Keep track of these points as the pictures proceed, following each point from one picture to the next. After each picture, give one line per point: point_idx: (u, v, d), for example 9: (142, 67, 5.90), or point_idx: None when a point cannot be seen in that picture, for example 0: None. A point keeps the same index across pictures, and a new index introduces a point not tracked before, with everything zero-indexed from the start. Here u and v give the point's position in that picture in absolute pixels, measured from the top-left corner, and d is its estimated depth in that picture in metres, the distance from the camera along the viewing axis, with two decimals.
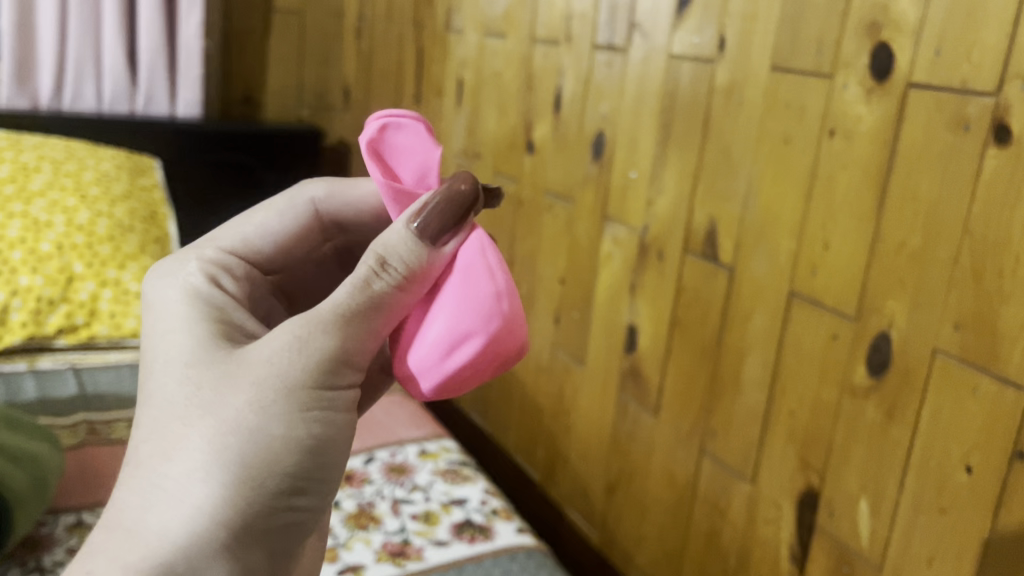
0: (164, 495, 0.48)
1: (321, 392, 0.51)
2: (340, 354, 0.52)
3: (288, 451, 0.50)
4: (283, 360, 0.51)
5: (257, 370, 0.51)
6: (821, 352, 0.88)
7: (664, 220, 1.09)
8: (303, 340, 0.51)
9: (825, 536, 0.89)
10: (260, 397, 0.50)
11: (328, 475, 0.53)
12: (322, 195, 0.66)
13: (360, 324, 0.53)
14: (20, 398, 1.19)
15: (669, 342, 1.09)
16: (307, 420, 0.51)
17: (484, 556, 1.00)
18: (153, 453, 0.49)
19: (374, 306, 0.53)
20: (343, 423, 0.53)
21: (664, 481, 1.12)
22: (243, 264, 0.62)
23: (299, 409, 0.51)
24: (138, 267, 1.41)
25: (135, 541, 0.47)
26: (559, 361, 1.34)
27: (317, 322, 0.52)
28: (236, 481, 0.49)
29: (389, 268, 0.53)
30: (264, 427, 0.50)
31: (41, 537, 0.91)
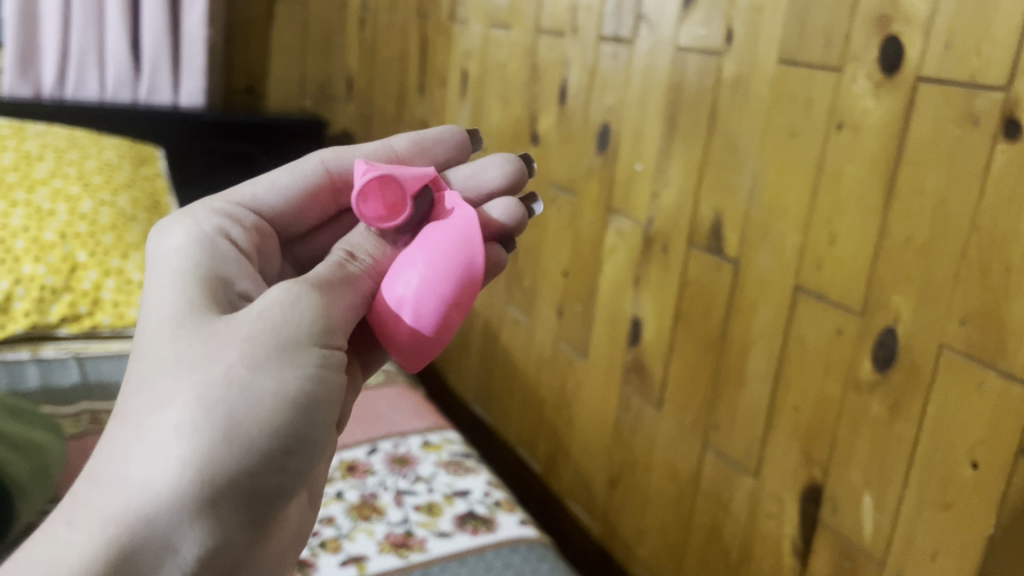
0: (151, 447, 0.46)
1: (311, 351, 0.51)
2: (327, 317, 0.52)
3: (277, 408, 0.48)
4: (275, 316, 0.50)
5: (247, 325, 0.49)
6: (825, 346, 0.88)
7: (668, 213, 1.09)
8: (292, 300, 0.51)
9: (829, 530, 0.89)
10: (251, 352, 0.48)
11: (317, 438, 0.51)
12: (332, 157, 0.65)
13: (338, 293, 0.56)
14: (22, 386, 1.20)
15: (673, 335, 1.09)
16: (296, 379, 0.49)
17: (487, 548, 1.00)
18: (140, 407, 0.47)
19: (348, 280, 0.57)
20: (331, 385, 0.52)
21: (666, 474, 1.12)
22: (253, 218, 0.62)
23: (290, 365, 0.50)
24: (140, 256, 1.41)
25: (120, 493, 0.45)
26: (562, 353, 1.34)
27: (303, 286, 0.53)
28: (225, 435, 0.46)
29: (356, 257, 0.60)
30: (256, 380, 0.48)
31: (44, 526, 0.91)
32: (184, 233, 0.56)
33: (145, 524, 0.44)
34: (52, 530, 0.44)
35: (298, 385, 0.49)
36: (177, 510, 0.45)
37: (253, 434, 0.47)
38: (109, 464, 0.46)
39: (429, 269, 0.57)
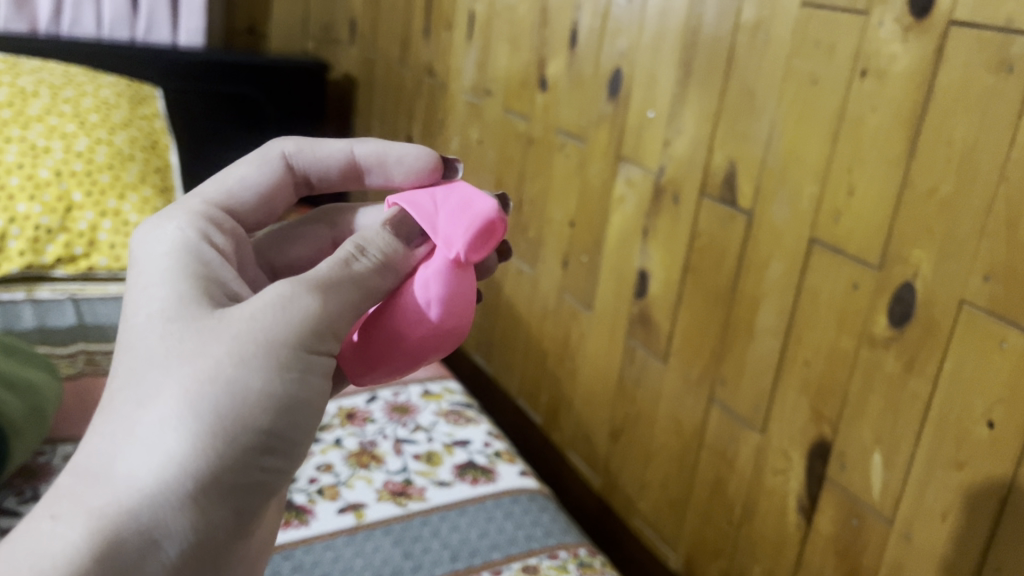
0: (138, 438, 0.42)
1: (303, 353, 0.47)
2: (324, 318, 0.48)
3: (264, 407, 0.44)
4: (268, 316, 0.46)
5: (239, 323, 0.46)
6: (840, 300, 0.85)
7: (681, 162, 1.06)
8: (286, 298, 0.47)
9: (835, 488, 0.87)
10: (242, 349, 0.45)
11: (302, 444, 0.47)
12: (294, 148, 0.62)
13: (342, 294, 0.50)
14: (19, 326, 1.18)
15: (681, 288, 1.07)
16: (286, 378, 0.45)
17: (486, 497, 0.99)
18: (126, 399, 0.43)
19: (352, 281, 0.51)
20: (319, 390, 0.48)
21: (670, 428, 1.11)
22: (231, 220, 0.57)
23: (282, 366, 0.45)
24: (138, 197, 1.38)
25: (105, 485, 0.40)
26: (567, 305, 1.31)
27: (299, 286, 0.48)
28: (215, 433, 0.43)
29: (367, 253, 0.54)
30: (247, 379, 0.44)
31: (39, 466, 0.92)
32: (170, 237, 0.51)
33: (133, 518, 0.40)
34: (31, 522, 0.40)
35: (290, 386, 0.46)
36: (163, 506, 0.41)
37: (242, 434, 0.43)
38: (92, 456, 0.41)
39: (439, 324, 0.57)
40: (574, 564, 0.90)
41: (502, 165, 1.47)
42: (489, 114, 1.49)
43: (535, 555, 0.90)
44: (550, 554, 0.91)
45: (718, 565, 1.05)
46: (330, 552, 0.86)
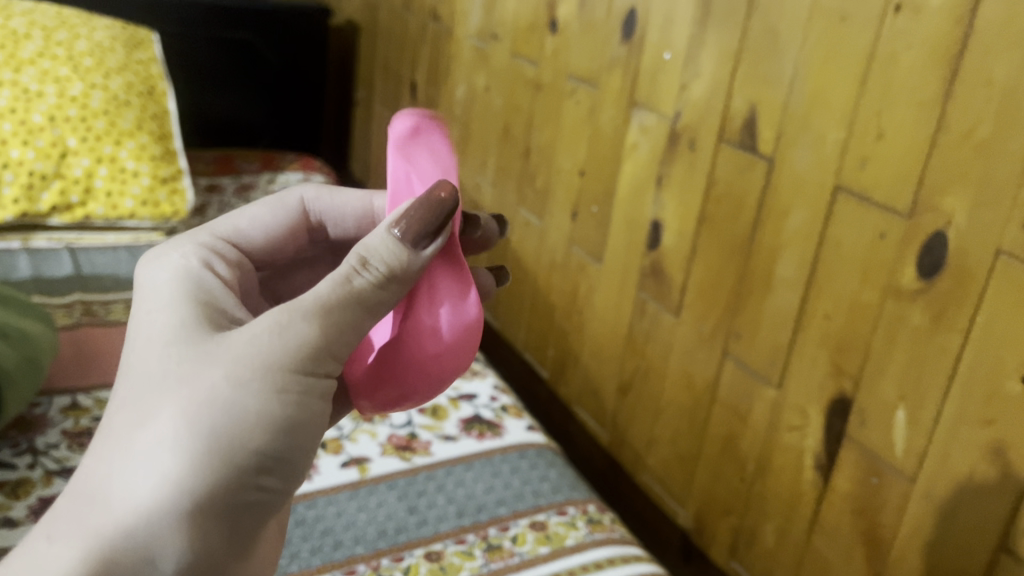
0: (133, 462, 0.42)
1: (299, 375, 0.45)
2: (323, 343, 0.46)
3: (259, 429, 0.43)
4: (264, 339, 0.45)
5: (236, 347, 0.45)
6: (865, 250, 0.81)
7: (697, 108, 1.01)
8: (282, 322, 0.46)
9: (854, 444, 0.84)
10: (237, 372, 0.44)
11: (303, 461, 0.46)
12: (313, 195, 0.64)
13: (343, 316, 0.47)
14: (14, 275, 1.15)
15: (696, 239, 1.03)
16: (282, 400, 0.44)
17: (493, 453, 0.96)
18: (124, 422, 0.44)
19: (354, 302, 0.47)
20: (318, 409, 0.46)
21: (680, 383, 1.08)
22: (234, 251, 0.58)
23: (278, 386, 0.44)
24: (135, 143, 1.33)
25: (102, 509, 0.41)
26: (575, 257, 1.28)
27: (300, 305, 0.46)
28: (208, 457, 0.42)
29: (370, 267, 0.49)
30: (241, 402, 0.43)
31: (35, 418, 0.89)
32: (171, 267, 0.52)
33: (128, 541, 0.41)
34: (38, 539, 0.42)
35: (287, 407, 0.44)
36: (156, 530, 0.41)
37: (236, 456, 0.43)
38: (91, 478, 0.42)
39: (445, 372, 0.55)
40: (583, 521, 0.88)
41: (509, 112, 1.42)
42: (497, 59, 1.43)
43: (543, 512, 0.88)
44: (559, 510, 0.89)
45: (729, 522, 1.03)
46: (333, 507, 0.84)
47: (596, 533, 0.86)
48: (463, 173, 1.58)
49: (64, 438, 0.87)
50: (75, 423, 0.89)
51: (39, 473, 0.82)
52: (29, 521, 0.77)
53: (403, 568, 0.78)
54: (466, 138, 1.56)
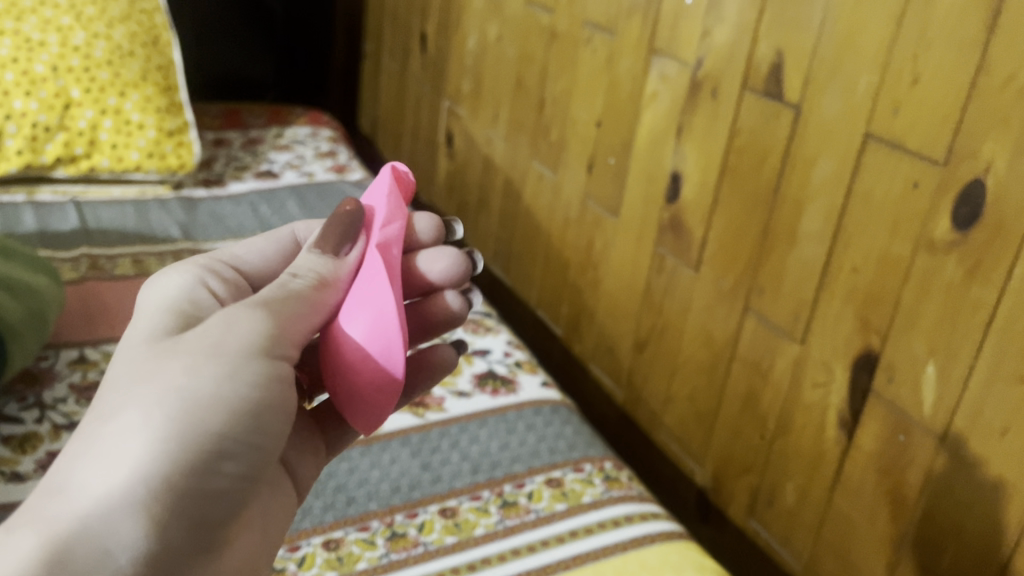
0: (96, 452, 0.44)
1: (254, 363, 0.49)
2: (274, 333, 0.51)
3: (215, 411, 0.46)
4: (217, 330, 0.49)
5: (190, 344, 0.48)
6: (896, 200, 0.78)
7: (720, 54, 0.97)
8: (235, 319, 0.50)
9: (881, 401, 0.82)
10: (192, 363, 0.47)
11: (258, 456, 0.49)
12: (304, 229, 0.65)
13: (290, 311, 0.52)
14: (19, 228, 1.13)
15: (717, 191, 1.00)
16: (236, 384, 0.48)
17: (508, 409, 0.94)
18: (87, 426, 0.46)
19: (294, 298, 0.53)
20: (272, 401, 0.49)
21: (699, 340, 1.06)
22: (234, 273, 0.59)
23: (230, 374, 0.48)
24: (139, 95, 1.30)
25: (66, 499, 0.43)
26: (591, 212, 1.25)
27: (251, 305, 0.51)
28: (167, 438, 0.45)
29: (301, 276, 0.55)
30: (197, 388, 0.46)
31: (41, 371, 0.87)
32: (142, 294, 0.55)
33: (91, 525, 0.42)
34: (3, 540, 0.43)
35: (241, 397, 0.48)
36: (120, 516, 0.43)
37: (194, 436, 0.45)
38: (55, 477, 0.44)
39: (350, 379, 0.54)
40: (600, 478, 0.86)
41: (523, 62, 1.38)
42: (510, 7, 1.39)
43: (559, 468, 0.86)
44: (575, 467, 0.87)
45: (748, 481, 1.01)
46: (346, 464, 0.82)
47: (613, 489, 0.84)
48: (474, 127, 1.55)
49: (72, 392, 0.86)
50: (83, 378, 0.88)
51: (46, 428, 0.81)
52: (37, 476, 0.76)
53: (417, 524, 0.77)
54: (477, 91, 1.53)
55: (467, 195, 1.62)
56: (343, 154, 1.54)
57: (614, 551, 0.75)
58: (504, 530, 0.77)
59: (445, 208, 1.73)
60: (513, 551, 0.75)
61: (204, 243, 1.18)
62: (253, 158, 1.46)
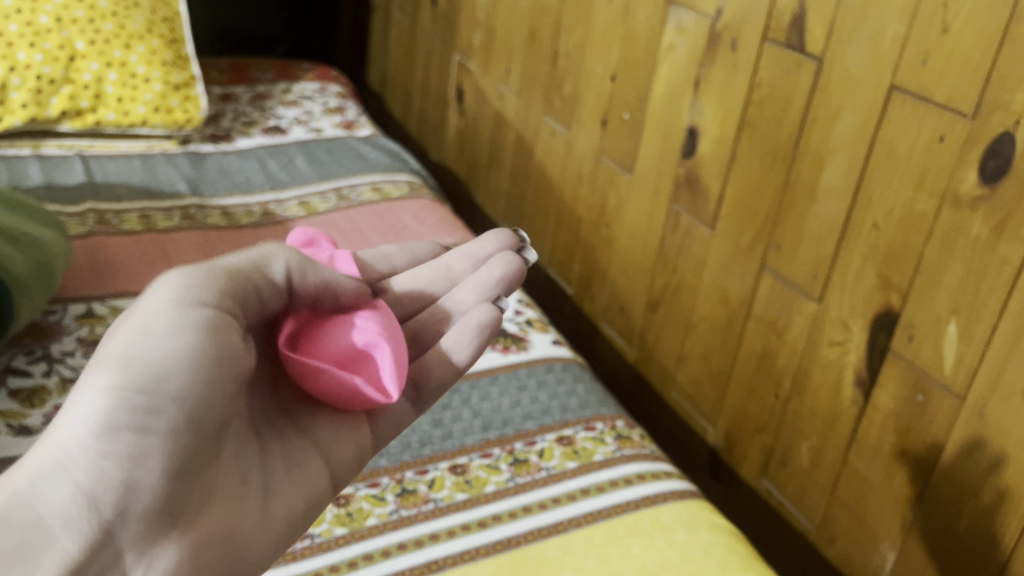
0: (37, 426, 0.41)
1: (188, 314, 0.43)
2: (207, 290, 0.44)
3: (128, 367, 0.41)
4: (157, 289, 0.44)
5: (137, 306, 0.44)
6: (921, 154, 0.76)
7: (740, 4, 0.94)
8: (172, 280, 0.44)
9: (900, 361, 0.80)
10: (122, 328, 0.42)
11: (207, 413, 0.43)
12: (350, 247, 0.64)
13: (244, 284, 0.46)
14: (25, 181, 1.11)
15: (735, 146, 0.97)
16: (158, 337, 0.42)
17: (519, 366, 0.93)
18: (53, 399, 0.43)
19: (250, 270, 0.46)
20: (219, 353, 0.43)
21: (714, 298, 1.04)
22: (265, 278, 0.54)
23: (150, 330, 0.42)
24: (144, 47, 1.27)
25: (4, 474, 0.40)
26: (604, 168, 1.22)
27: (191, 269, 0.45)
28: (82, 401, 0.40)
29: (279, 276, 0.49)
30: (119, 347, 0.41)
31: (49, 326, 0.87)
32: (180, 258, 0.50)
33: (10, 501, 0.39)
34: None
35: (177, 355, 0.42)
36: (40, 490, 0.39)
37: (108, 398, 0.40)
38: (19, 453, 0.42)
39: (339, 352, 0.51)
40: (611, 437, 0.85)
41: (536, 15, 1.34)
42: None
43: (571, 426, 0.85)
44: (586, 425, 0.86)
45: (761, 440, 1.00)
46: None
47: (625, 448, 0.83)
48: (485, 82, 1.52)
49: (79, 346, 0.85)
50: (91, 332, 0.87)
51: (54, 381, 0.80)
52: (45, 429, 0.75)
53: (428, 481, 0.76)
54: (489, 44, 1.49)
55: (478, 152, 1.60)
56: (352, 110, 1.52)
57: (626, 509, 0.75)
58: (515, 488, 0.76)
59: (455, 165, 1.71)
60: (524, 509, 0.74)
61: (212, 198, 1.16)
62: (261, 113, 1.44)
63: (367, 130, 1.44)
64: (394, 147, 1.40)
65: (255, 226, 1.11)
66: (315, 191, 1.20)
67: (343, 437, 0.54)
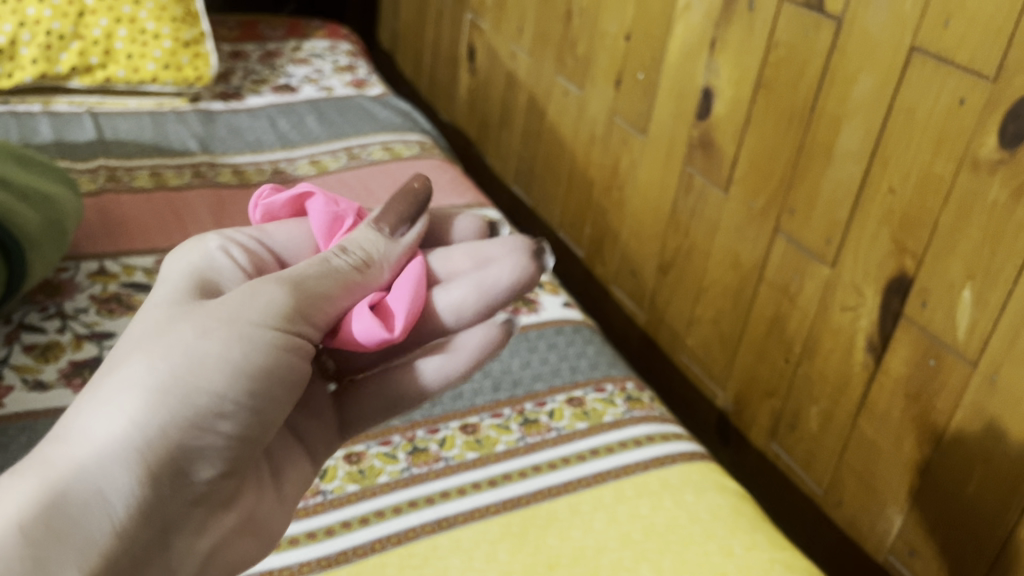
0: (98, 403, 0.38)
1: (277, 331, 0.42)
2: (297, 306, 0.43)
3: (220, 373, 0.40)
4: (242, 295, 0.43)
5: (217, 305, 0.42)
6: (940, 118, 0.75)
7: None
8: (259, 289, 0.43)
9: (913, 326, 0.80)
10: (209, 325, 0.41)
11: (265, 432, 0.42)
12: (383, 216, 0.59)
13: (327, 284, 0.45)
14: (35, 138, 1.11)
15: (751, 108, 0.96)
16: (249, 348, 0.41)
17: (529, 328, 0.93)
18: (105, 374, 0.40)
19: (330, 278, 0.45)
20: (290, 374, 0.42)
21: (726, 262, 1.04)
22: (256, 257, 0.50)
23: (242, 338, 0.41)
24: (154, 3, 1.25)
25: (62, 450, 0.37)
26: (617, 129, 1.21)
27: (276, 280, 0.44)
28: (169, 395, 0.38)
29: (348, 252, 0.47)
30: (207, 348, 0.40)
31: (62, 283, 0.87)
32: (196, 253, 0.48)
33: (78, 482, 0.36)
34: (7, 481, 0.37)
35: (260, 372, 0.41)
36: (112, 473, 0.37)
37: (195, 399, 0.39)
38: (67, 424, 0.39)
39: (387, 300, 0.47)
40: (621, 399, 0.85)
41: None
42: None
43: (581, 388, 0.85)
44: (596, 387, 0.86)
45: (771, 404, 1.01)
46: None
47: (634, 410, 0.83)
48: (498, 41, 1.50)
49: (92, 303, 0.85)
50: (103, 289, 0.87)
51: (68, 337, 0.81)
52: (60, 385, 0.76)
53: (439, 440, 0.76)
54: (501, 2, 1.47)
55: (489, 112, 1.58)
56: (363, 68, 1.50)
57: (634, 470, 0.75)
58: (525, 447, 0.77)
59: (466, 125, 1.70)
60: (534, 469, 0.74)
61: (222, 156, 1.16)
62: (271, 72, 1.43)
63: (378, 89, 1.43)
64: (405, 107, 1.39)
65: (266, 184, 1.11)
66: (326, 150, 1.20)
67: (313, 418, 0.51)
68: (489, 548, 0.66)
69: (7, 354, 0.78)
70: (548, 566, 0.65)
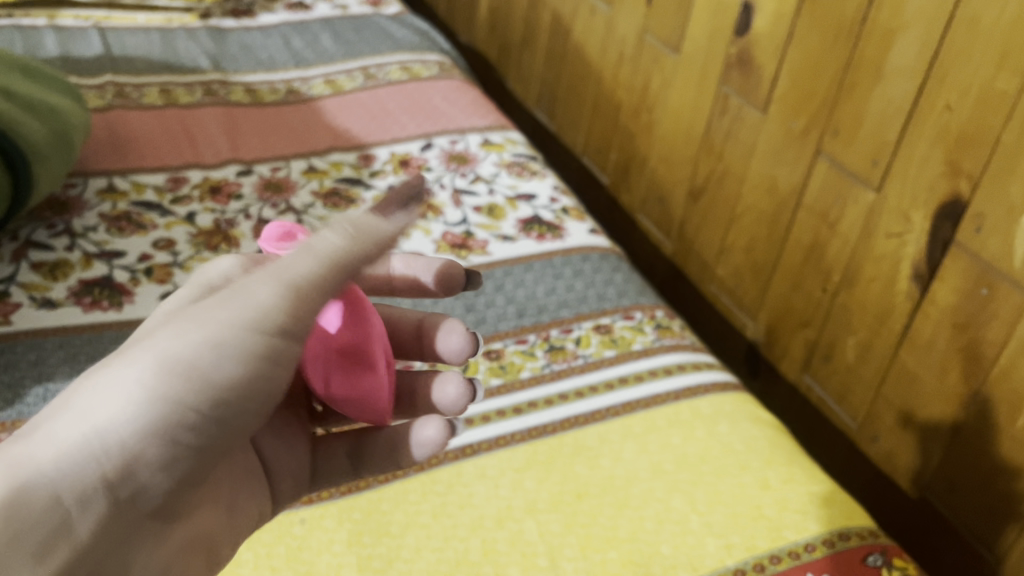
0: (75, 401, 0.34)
1: (264, 338, 0.34)
2: (277, 316, 0.34)
3: (195, 383, 0.33)
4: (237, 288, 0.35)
5: (211, 300, 0.35)
6: (1006, 25, 0.69)
7: None
8: (248, 284, 0.35)
9: (965, 253, 0.76)
10: (193, 322, 0.34)
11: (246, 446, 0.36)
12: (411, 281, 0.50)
13: (318, 279, 0.34)
14: (40, 52, 1.06)
15: (794, 21, 0.90)
16: (229, 357, 0.34)
17: (554, 254, 0.88)
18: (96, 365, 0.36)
19: (323, 270, 0.34)
20: (272, 388, 0.35)
21: (761, 188, 0.99)
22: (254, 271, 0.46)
23: (222, 343, 0.34)
24: None
25: (28, 446, 0.33)
26: (648, 48, 1.15)
27: (264, 273, 0.35)
28: (138, 404, 0.33)
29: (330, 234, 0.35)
30: (188, 350, 0.34)
31: (70, 200, 0.83)
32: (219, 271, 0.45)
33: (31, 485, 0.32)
34: None
35: (238, 386, 0.34)
36: (69, 479, 0.32)
37: (163, 411, 0.33)
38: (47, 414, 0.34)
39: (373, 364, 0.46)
40: (651, 326, 0.81)
41: None
42: None
43: (608, 315, 0.82)
44: (625, 314, 0.82)
45: (805, 335, 0.97)
46: None
47: (665, 338, 0.80)
48: None
49: (101, 221, 0.81)
50: (113, 207, 0.83)
51: (77, 255, 0.77)
52: (69, 303, 0.72)
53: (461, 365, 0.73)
54: None
55: (511, 33, 1.52)
56: None
57: (665, 399, 0.72)
58: (551, 374, 0.74)
59: (485, 48, 1.63)
60: (560, 396, 0.71)
61: (235, 74, 1.11)
62: None
63: (395, 7, 1.36)
64: (423, 25, 1.33)
65: (280, 103, 1.06)
66: (341, 69, 1.15)
67: (290, 453, 0.49)
68: (515, 476, 0.63)
69: (14, 271, 0.75)
70: (577, 495, 0.62)
